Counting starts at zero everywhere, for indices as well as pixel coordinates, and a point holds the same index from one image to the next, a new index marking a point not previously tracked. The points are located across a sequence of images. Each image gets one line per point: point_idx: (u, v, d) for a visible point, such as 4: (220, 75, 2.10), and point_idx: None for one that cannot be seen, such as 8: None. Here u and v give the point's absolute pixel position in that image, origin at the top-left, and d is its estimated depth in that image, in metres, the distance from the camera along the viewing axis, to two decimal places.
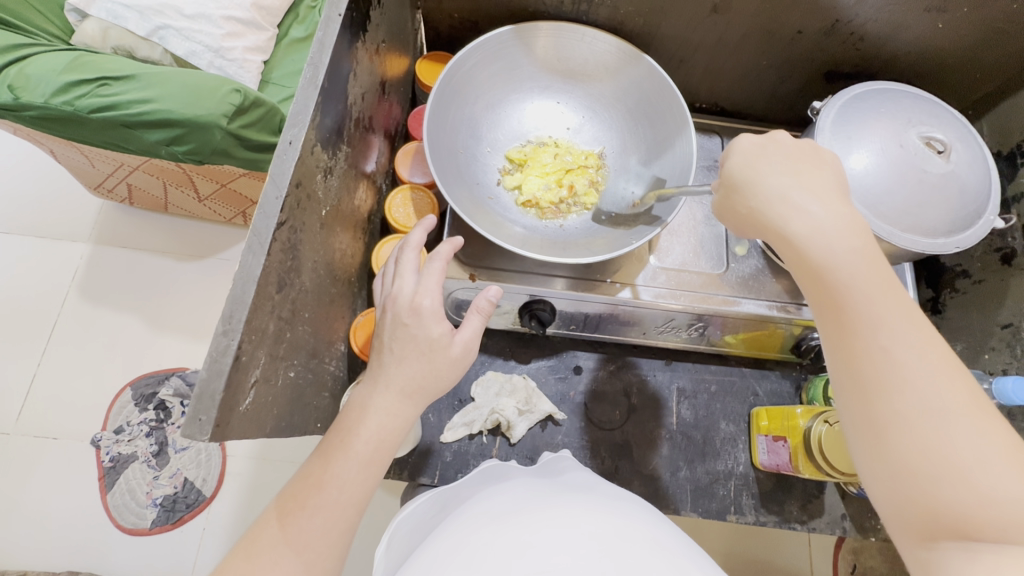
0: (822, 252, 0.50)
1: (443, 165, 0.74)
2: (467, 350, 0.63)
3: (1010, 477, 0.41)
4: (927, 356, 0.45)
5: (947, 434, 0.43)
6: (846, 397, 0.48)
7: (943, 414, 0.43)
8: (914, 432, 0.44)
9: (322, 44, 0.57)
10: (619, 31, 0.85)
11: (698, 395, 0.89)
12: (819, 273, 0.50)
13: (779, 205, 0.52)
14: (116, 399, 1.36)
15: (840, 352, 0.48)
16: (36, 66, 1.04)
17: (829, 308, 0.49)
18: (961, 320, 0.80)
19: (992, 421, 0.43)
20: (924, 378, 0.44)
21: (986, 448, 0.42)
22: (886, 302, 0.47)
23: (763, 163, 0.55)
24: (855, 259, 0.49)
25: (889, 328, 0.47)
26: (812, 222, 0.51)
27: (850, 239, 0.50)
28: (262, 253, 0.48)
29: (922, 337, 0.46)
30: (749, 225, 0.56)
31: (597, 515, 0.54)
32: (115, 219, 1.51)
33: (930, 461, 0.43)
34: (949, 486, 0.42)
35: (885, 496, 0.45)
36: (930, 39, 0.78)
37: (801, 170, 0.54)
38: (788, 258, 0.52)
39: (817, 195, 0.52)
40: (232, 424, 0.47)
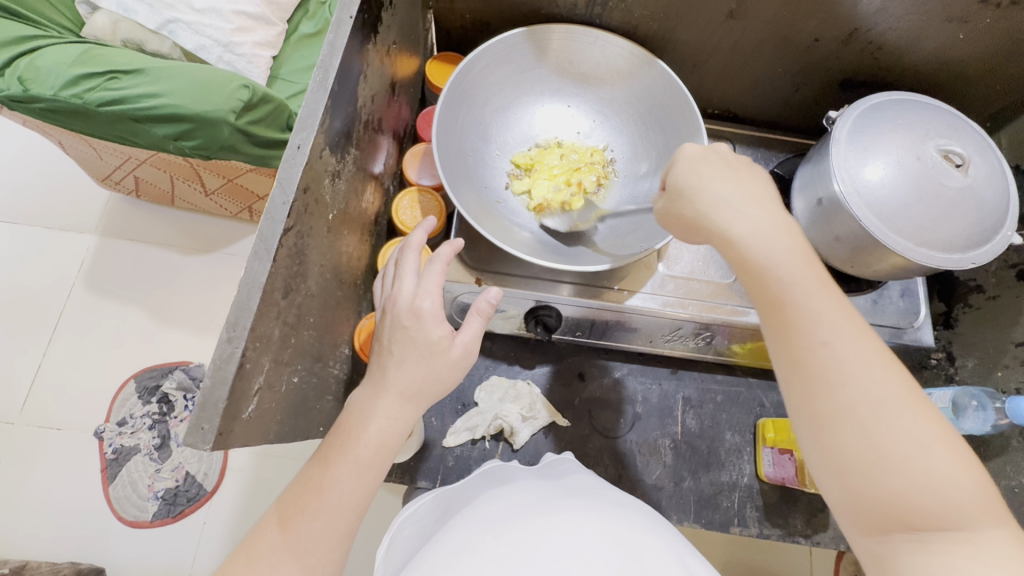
0: (766, 257, 0.50)
1: (451, 166, 0.73)
2: (468, 352, 0.62)
3: (944, 459, 0.44)
4: (865, 350, 0.47)
5: (888, 426, 0.45)
6: (793, 396, 0.49)
7: (884, 407, 0.45)
8: (858, 427, 0.45)
9: (332, 46, 0.56)
10: (633, 35, 0.84)
11: (703, 405, 0.89)
12: (764, 276, 0.49)
13: (722, 209, 0.52)
14: (120, 391, 1.36)
15: (787, 355, 0.49)
16: (45, 57, 1.04)
17: (774, 312, 0.49)
18: (974, 335, 0.78)
19: (922, 405, 0.46)
20: (864, 373, 0.46)
21: (924, 436, 0.45)
22: (826, 299, 0.48)
23: (707, 169, 0.54)
24: (795, 260, 0.50)
25: (829, 325, 0.47)
26: (755, 226, 0.51)
27: (788, 240, 0.50)
28: (268, 259, 0.48)
29: (857, 330, 0.48)
30: (694, 231, 0.54)
31: (598, 520, 0.53)
32: (122, 211, 1.52)
33: (876, 454, 0.45)
34: (894, 479, 0.44)
35: (836, 493, 0.47)
36: (949, 50, 0.76)
37: (741, 177, 0.54)
38: (731, 261, 0.52)
39: (756, 202, 0.52)
40: (235, 432, 0.47)
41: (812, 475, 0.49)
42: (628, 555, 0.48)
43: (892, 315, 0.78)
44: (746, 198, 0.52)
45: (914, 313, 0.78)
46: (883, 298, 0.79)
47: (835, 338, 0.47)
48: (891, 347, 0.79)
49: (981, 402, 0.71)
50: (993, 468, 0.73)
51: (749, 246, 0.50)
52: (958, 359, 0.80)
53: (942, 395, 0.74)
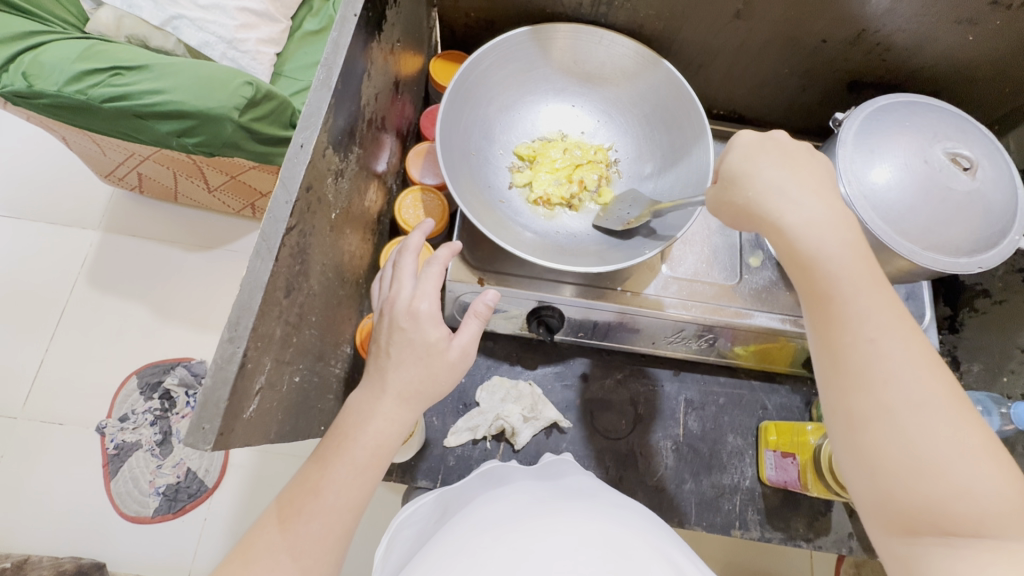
0: (818, 248, 0.50)
1: (455, 165, 0.73)
2: (465, 354, 0.62)
3: (983, 468, 0.43)
4: (910, 351, 0.47)
5: (926, 427, 0.45)
6: (832, 391, 0.49)
7: (923, 408, 0.45)
8: (895, 425, 0.45)
9: (336, 44, 0.56)
10: (638, 35, 0.84)
11: (706, 407, 0.88)
12: (813, 270, 0.50)
13: (775, 199, 0.52)
14: (121, 387, 1.36)
15: (829, 345, 0.49)
16: (50, 53, 1.04)
17: (820, 303, 0.50)
18: (980, 340, 0.78)
19: (965, 412, 0.46)
20: (907, 373, 0.46)
21: (962, 442, 0.44)
22: (875, 298, 0.49)
23: (764, 157, 0.55)
24: (847, 257, 0.50)
25: (875, 323, 0.48)
26: (807, 218, 0.51)
27: (842, 233, 0.51)
28: (270, 258, 0.48)
29: (905, 331, 0.48)
30: (744, 219, 0.55)
31: (598, 522, 0.53)
32: (126, 207, 1.52)
33: (911, 454, 0.45)
34: (928, 480, 0.44)
35: (867, 491, 0.47)
36: (957, 51, 0.76)
37: (799, 167, 0.54)
38: (781, 250, 0.53)
39: (813, 194, 0.52)
40: (236, 431, 0.47)
41: (844, 474, 0.50)
42: (625, 557, 0.48)
43: None
44: (802, 186, 0.52)
45: (919, 317, 0.78)
46: None
47: (880, 337, 0.47)
48: None
49: (986, 407, 0.71)
50: None
51: (801, 237, 0.51)
52: (964, 364, 0.79)
53: None
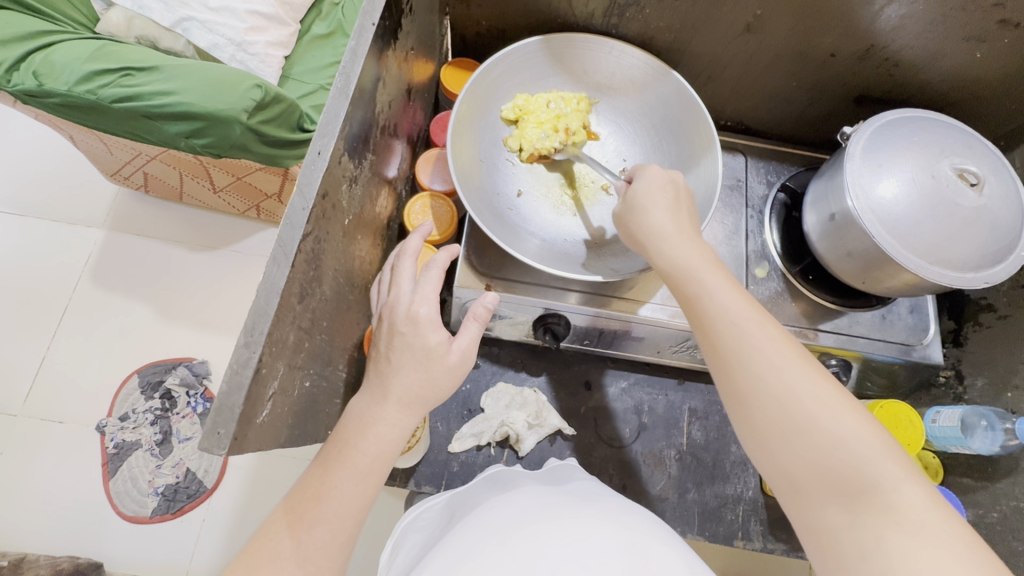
0: (684, 261, 0.60)
1: (465, 173, 0.74)
2: (465, 357, 0.62)
3: (850, 421, 0.49)
4: (768, 332, 0.55)
5: (796, 395, 0.51)
6: (720, 380, 0.56)
7: (791, 380, 0.52)
8: (770, 399, 0.52)
9: (354, 52, 0.56)
10: (649, 46, 0.85)
11: (709, 416, 0.88)
12: (683, 278, 0.59)
13: (652, 223, 0.62)
14: (123, 386, 1.36)
15: (708, 343, 0.57)
16: (61, 53, 1.04)
17: (694, 306, 0.58)
18: (984, 355, 0.78)
19: (825, 377, 0.53)
20: (770, 350, 0.53)
21: (827, 402, 0.50)
22: (734, 293, 0.57)
23: (651, 188, 0.65)
24: (708, 264, 0.59)
25: (737, 312, 0.56)
26: (674, 233, 0.61)
27: (703, 249, 0.61)
28: (286, 264, 0.48)
29: (762, 317, 0.56)
30: (637, 241, 0.65)
31: (602, 523, 0.53)
32: (130, 206, 1.52)
33: (787, 421, 0.51)
34: (807, 444, 0.49)
35: (770, 468, 0.52)
36: (964, 68, 0.76)
37: (679, 199, 0.65)
38: (662, 267, 0.61)
39: (682, 219, 0.63)
40: (249, 436, 0.47)
41: (752, 457, 0.55)
42: (633, 561, 0.48)
43: (900, 331, 0.78)
44: (672, 213, 0.63)
45: (923, 330, 0.78)
46: (891, 314, 0.79)
47: (741, 322, 0.55)
48: (899, 364, 0.79)
49: (990, 422, 0.72)
50: (1000, 488, 0.72)
51: (670, 251, 0.60)
52: (968, 378, 0.79)
53: (952, 412, 0.75)
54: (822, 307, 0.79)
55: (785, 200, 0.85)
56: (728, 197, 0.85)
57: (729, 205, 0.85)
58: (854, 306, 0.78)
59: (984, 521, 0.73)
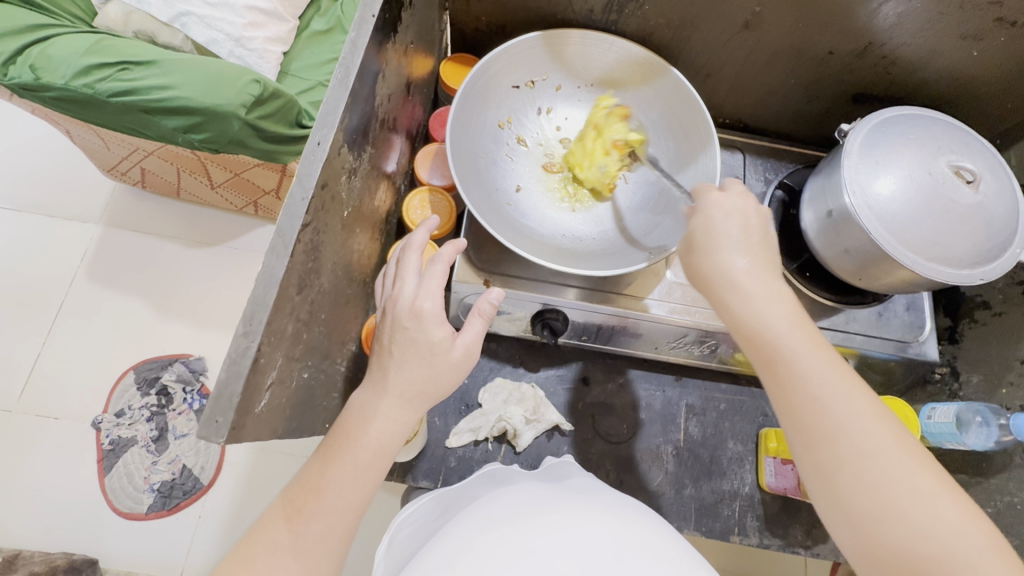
0: (760, 321, 0.56)
1: (464, 167, 0.74)
2: (468, 353, 0.62)
3: (943, 510, 0.48)
4: (857, 404, 0.52)
5: (885, 480, 0.49)
6: (797, 449, 0.54)
7: (879, 460, 0.50)
8: (852, 478, 0.50)
9: (354, 44, 0.56)
10: (648, 43, 0.85)
11: (706, 412, 0.89)
12: (760, 339, 0.56)
13: (723, 274, 0.59)
14: (119, 382, 1.36)
15: (785, 409, 0.55)
16: (58, 47, 1.04)
17: (770, 369, 0.56)
18: (979, 351, 0.78)
19: (916, 459, 0.50)
20: (857, 428, 0.51)
21: (919, 486, 0.49)
22: (818, 359, 0.54)
23: (718, 229, 0.60)
24: (788, 323, 0.56)
25: (822, 383, 0.53)
26: (748, 288, 0.57)
27: (784, 303, 0.57)
28: (285, 254, 0.48)
29: (851, 386, 0.53)
30: (703, 287, 0.61)
31: (602, 518, 0.53)
32: (127, 202, 1.51)
33: (876, 506, 0.49)
34: (897, 531, 0.48)
35: (849, 546, 0.51)
36: (960, 67, 0.77)
37: (753, 242, 0.60)
38: (734, 324, 0.58)
39: (759, 265, 0.58)
40: (247, 426, 0.47)
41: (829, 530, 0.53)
42: (630, 553, 0.48)
43: (896, 328, 0.79)
44: (746, 261, 0.58)
45: (919, 327, 0.79)
46: (888, 312, 0.79)
47: (826, 395, 0.53)
48: (895, 361, 0.80)
49: (985, 419, 0.72)
50: (994, 484, 0.73)
51: (743, 309, 0.57)
52: (963, 375, 0.80)
53: (947, 408, 0.76)
54: (819, 304, 0.80)
55: (783, 197, 0.85)
56: None
57: None
58: (851, 303, 0.79)
59: None
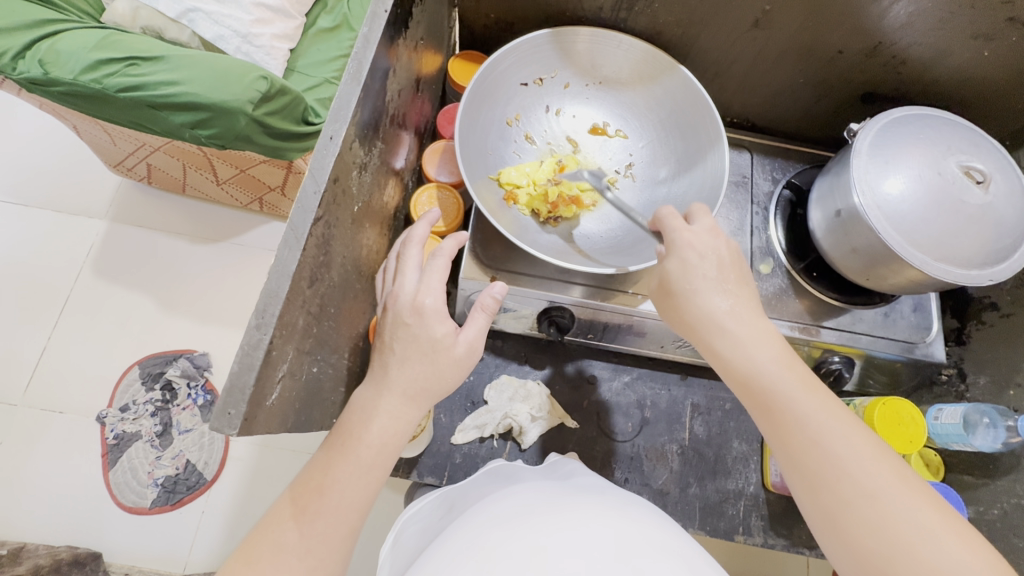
0: (748, 364, 0.57)
1: (471, 164, 0.74)
2: (471, 350, 0.62)
3: (952, 546, 0.47)
4: (852, 442, 0.52)
5: (892, 519, 0.48)
6: (801, 491, 0.54)
7: (882, 498, 0.49)
8: (859, 518, 0.49)
9: (366, 39, 0.56)
10: (656, 41, 0.85)
11: (712, 412, 0.89)
12: (750, 382, 0.57)
13: (708, 317, 0.59)
14: (123, 376, 1.36)
15: (783, 450, 0.55)
16: (67, 42, 1.04)
17: (763, 411, 0.56)
18: (987, 353, 0.78)
19: (921, 494, 0.50)
20: (857, 466, 0.51)
21: (925, 522, 0.48)
22: (811, 401, 0.55)
23: (695, 271, 0.60)
24: (775, 364, 0.57)
25: (817, 422, 0.54)
26: (736, 332, 0.58)
27: (768, 346, 0.58)
28: (297, 248, 0.48)
29: (844, 424, 0.53)
30: (690, 331, 0.61)
31: (608, 517, 0.53)
32: (133, 197, 1.52)
33: (887, 546, 0.48)
34: (913, 573, 0.46)
35: None
36: (970, 67, 0.77)
37: (733, 284, 0.60)
38: (724, 368, 0.59)
39: (742, 308, 0.59)
40: (258, 419, 0.47)
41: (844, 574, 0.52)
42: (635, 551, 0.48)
43: (903, 329, 0.79)
44: (730, 304, 0.59)
45: (926, 328, 0.79)
46: (894, 313, 0.79)
47: (822, 435, 0.53)
48: (901, 362, 0.79)
49: (992, 420, 0.72)
50: (1001, 486, 0.72)
51: (733, 353, 0.58)
52: (970, 376, 0.79)
53: (954, 409, 0.76)
54: (826, 304, 0.79)
55: (790, 198, 0.85)
56: (733, 193, 0.86)
57: (734, 201, 0.85)
58: (858, 303, 0.78)
59: (985, 518, 0.73)
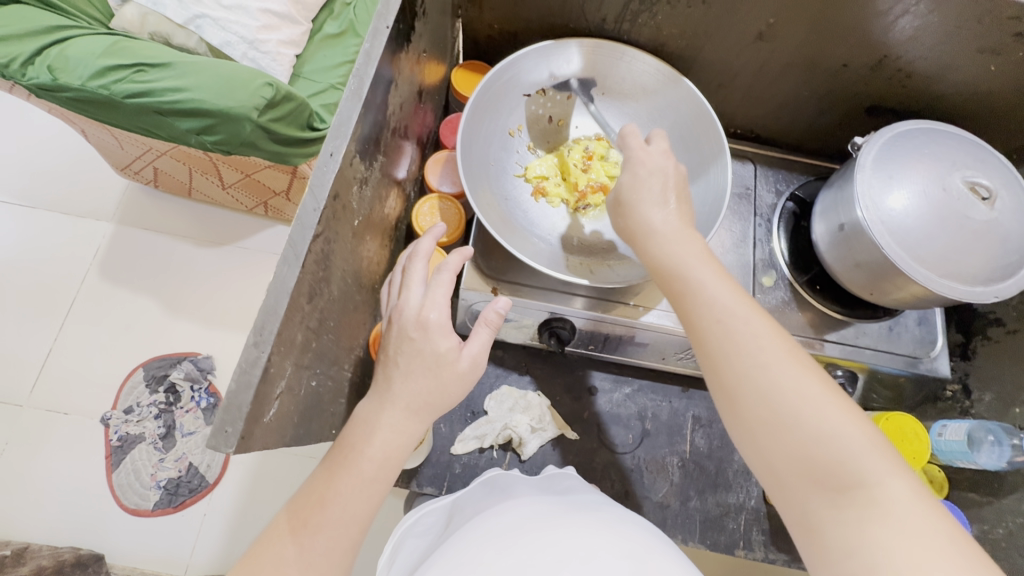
0: (671, 257, 0.58)
1: (474, 177, 0.75)
2: (475, 364, 0.62)
3: (838, 418, 0.48)
4: (758, 326, 0.53)
5: (782, 393, 0.50)
6: (705, 372, 0.55)
7: (777, 375, 0.50)
8: (754, 395, 0.51)
9: (368, 54, 0.56)
10: (660, 52, 0.85)
11: (713, 424, 0.88)
12: (671, 274, 0.58)
13: (638, 217, 0.61)
14: (128, 379, 1.37)
15: (694, 337, 0.56)
16: (75, 48, 1.05)
17: (679, 301, 0.57)
18: (993, 370, 0.77)
19: (816, 375, 0.51)
20: (758, 347, 0.52)
21: (815, 396, 0.49)
22: (722, 288, 0.56)
23: (644, 185, 0.62)
24: (696, 256, 0.58)
25: (726, 308, 0.54)
26: (663, 231, 0.59)
27: (692, 241, 0.59)
28: (297, 265, 0.48)
29: (750, 310, 0.54)
30: (629, 235, 0.63)
31: (601, 533, 0.53)
32: (139, 200, 1.53)
33: (772, 415, 0.50)
34: (798, 440, 0.48)
35: (761, 463, 0.51)
36: (978, 80, 0.76)
37: (672, 198, 0.61)
38: (649, 265, 0.60)
39: (675, 215, 0.60)
40: (256, 435, 0.48)
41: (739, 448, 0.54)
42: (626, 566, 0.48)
43: (907, 343, 0.78)
44: (662, 207, 0.61)
45: (930, 342, 0.78)
46: (898, 326, 0.78)
47: (728, 318, 0.54)
48: (905, 376, 0.79)
49: (997, 437, 0.72)
50: (1006, 504, 0.71)
51: (658, 249, 0.59)
52: (975, 393, 0.79)
53: (958, 426, 0.75)
54: (829, 318, 0.79)
55: (794, 209, 0.84)
56: (736, 204, 0.85)
57: (738, 213, 0.85)
58: (861, 317, 0.78)
59: (989, 537, 0.72)
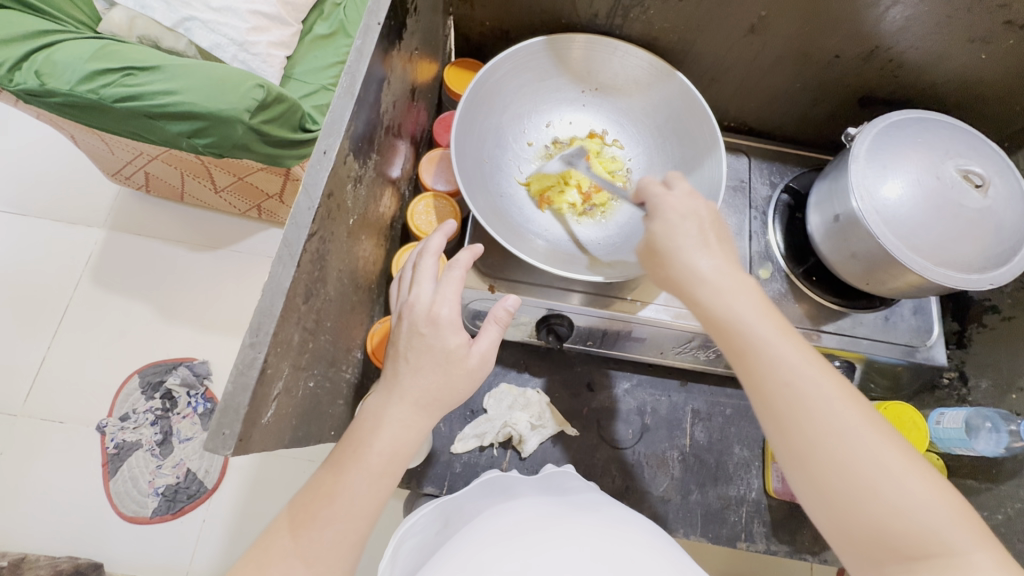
0: (728, 314, 0.54)
1: (468, 173, 0.74)
2: (484, 361, 0.62)
3: (914, 482, 0.47)
4: (825, 384, 0.51)
5: (859, 461, 0.48)
6: (772, 434, 0.53)
7: (852, 438, 0.49)
8: (829, 461, 0.49)
9: (360, 51, 0.56)
10: (652, 47, 0.85)
11: (712, 417, 0.88)
12: (731, 331, 0.54)
13: (691, 270, 0.55)
14: (123, 385, 1.36)
15: (761, 400, 0.53)
16: (63, 52, 1.04)
17: (740, 360, 0.54)
18: (988, 356, 0.78)
19: (886, 433, 0.50)
20: (829, 408, 0.50)
21: (887, 458, 0.48)
22: (787, 344, 0.52)
23: (679, 230, 0.57)
24: (756, 311, 0.54)
25: (791, 369, 0.51)
26: (715, 283, 0.54)
27: (747, 293, 0.55)
28: (292, 264, 0.48)
29: (817, 369, 0.52)
30: (671, 283, 0.57)
31: (599, 530, 0.54)
32: (131, 206, 1.52)
33: (849, 483, 0.48)
34: (875, 508, 0.47)
35: (831, 527, 0.49)
36: (968, 69, 0.76)
37: (714, 242, 0.57)
38: (705, 321, 0.56)
39: (724, 262, 0.56)
40: (254, 437, 0.47)
41: (805, 509, 0.52)
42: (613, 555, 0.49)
43: (904, 332, 0.78)
44: (712, 256, 0.56)
45: (927, 331, 0.78)
46: (894, 316, 0.79)
47: (796, 378, 0.51)
48: (903, 365, 0.79)
49: (994, 424, 0.72)
50: (1004, 491, 0.72)
51: (714, 304, 0.54)
52: (972, 380, 0.79)
53: (956, 414, 0.76)
54: (826, 308, 0.79)
55: (789, 201, 0.84)
56: (731, 197, 0.85)
57: (733, 206, 0.85)
58: (858, 307, 0.78)
59: (988, 523, 0.72)
